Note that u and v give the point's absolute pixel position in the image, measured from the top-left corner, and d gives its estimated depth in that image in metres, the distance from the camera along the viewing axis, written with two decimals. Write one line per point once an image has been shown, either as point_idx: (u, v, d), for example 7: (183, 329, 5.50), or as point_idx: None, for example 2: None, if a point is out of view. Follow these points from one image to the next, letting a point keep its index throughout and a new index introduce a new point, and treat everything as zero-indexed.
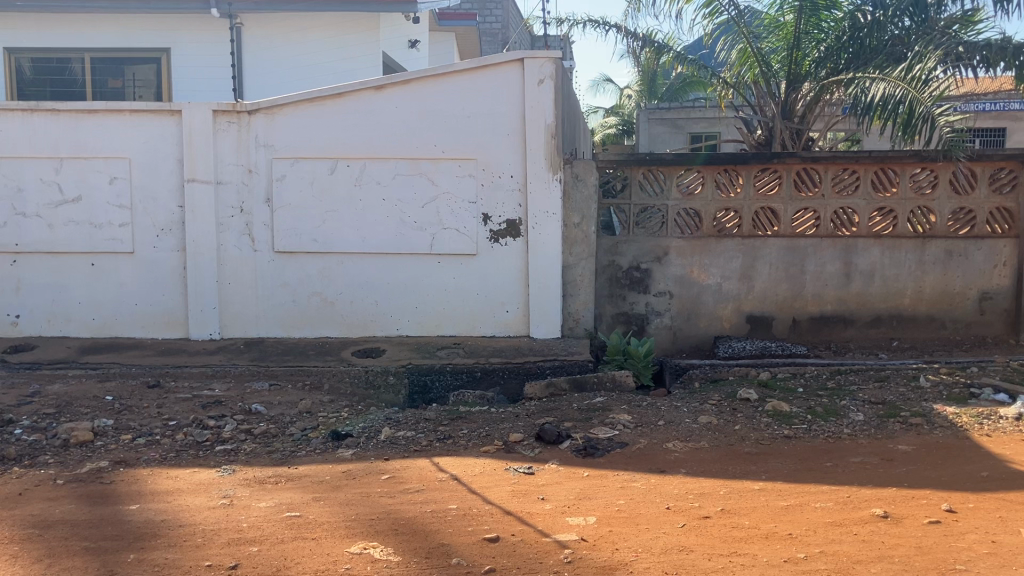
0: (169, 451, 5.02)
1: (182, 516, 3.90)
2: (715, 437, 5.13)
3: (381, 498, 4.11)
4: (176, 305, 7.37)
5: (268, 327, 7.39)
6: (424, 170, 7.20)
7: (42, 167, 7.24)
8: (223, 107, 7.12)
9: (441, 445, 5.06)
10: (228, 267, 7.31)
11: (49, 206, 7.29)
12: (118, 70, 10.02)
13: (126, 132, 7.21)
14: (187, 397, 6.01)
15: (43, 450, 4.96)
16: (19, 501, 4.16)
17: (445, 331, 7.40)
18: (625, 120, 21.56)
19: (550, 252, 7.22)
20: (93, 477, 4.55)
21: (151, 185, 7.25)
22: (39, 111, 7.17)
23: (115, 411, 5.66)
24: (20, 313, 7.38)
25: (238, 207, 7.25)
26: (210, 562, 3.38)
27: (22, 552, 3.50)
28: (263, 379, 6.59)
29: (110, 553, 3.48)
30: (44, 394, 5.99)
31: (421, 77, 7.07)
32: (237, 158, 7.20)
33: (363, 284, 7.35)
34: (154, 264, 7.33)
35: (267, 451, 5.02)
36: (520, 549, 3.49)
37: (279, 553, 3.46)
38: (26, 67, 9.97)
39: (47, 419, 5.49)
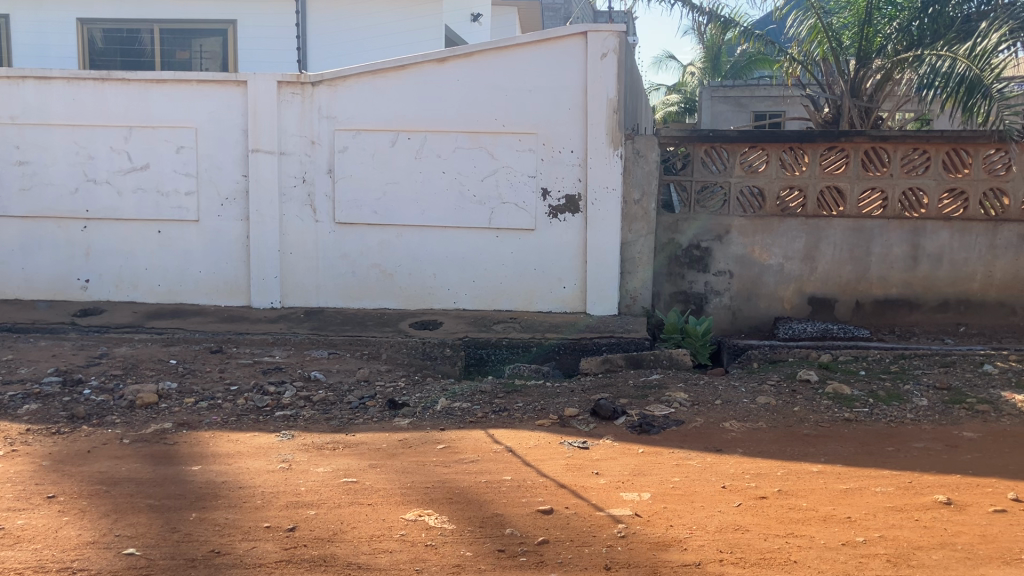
0: (230, 415, 5.13)
1: (243, 478, 3.98)
2: (773, 417, 5.06)
3: (436, 467, 4.14)
4: (240, 273, 7.51)
5: (327, 297, 7.48)
6: (484, 144, 7.19)
7: (112, 135, 7.39)
8: (287, 78, 7.19)
9: (496, 417, 5.08)
10: (290, 237, 7.41)
11: (119, 173, 7.44)
12: (186, 42, 10.17)
13: (193, 103, 7.32)
14: (249, 363, 6.13)
15: (110, 410, 5.11)
16: (87, 458, 4.29)
17: (502, 305, 7.41)
18: (686, 98, 21.20)
19: (608, 228, 7.16)
20: (157, 438, 4.66)
21: (217, 154, 7.37)
22: (111, 80, 7.32)
23: (179, 374, 5.80)
24: (89, 277, 7.57)
25: (301, 178, 7.33)
26: (268, 524, 3.45)
27: (90, 508, 3.61)
28: (322, 347, 6.69)
29: (174, 511, 3.57)
30: (112, 356, 6.16)
31: (484, 49, 7.04)
32: (300, 129, 7.27)
33: (421, 257, 7.39)
34: (219, 233, 7.46)
35: (325, 418, 5.09)
36: (574, 522, 3.49)
37: (335, 517, 3.51)
38: (97, 38, 10.14)
39: (115, 380, 5.65)
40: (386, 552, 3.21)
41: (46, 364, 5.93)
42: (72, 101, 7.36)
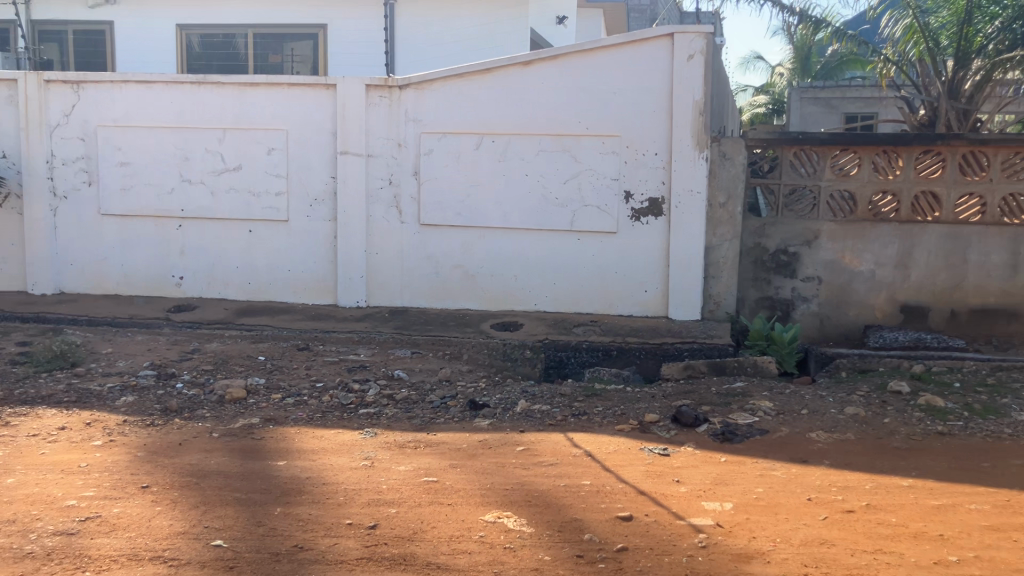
0: (315, 411, 5.23)
1: (326, 475, 4.06)
2: (861, 429, 4.92)
3: (516, 469, 4.15)
4: (326, 272, 7.66)
5: (410, 297, 7.58)
6: (567, 146, 7.17)
7: (207, 137, 7.62)
8: (375, 82, 7.31)
9: (575, 421, 5.06)
10: (376, 238, 7.53)
11: (213, 174, 7.66)
12: (278, 46, 10.43)
13: (284, 105, 7.50)
14: (334, 360, 6.25)
15: (201, 404, 5.27)
16: (179, 451, 4.43)
17: (582, 308, 7.38)
18: (774, 99, 20.78)
19: (693, 232, 7.07)
20: (245, 432, 4.79)
21: (306, 156, 7.53)
22: (207, 83, 7.55)
23: (267, 370, 5.95)
24: (183, 274, 7.83)
25: (388, 179, 7.44)
26: (351, 521, 3.50)
27: (181, 499, 3.73)
28: (404, 346, 6.77)
29: (260, 505, 3.65)
30: (203, 351, 6.36)
31: (569, 52, 7.02)
32: (386, 132, 7.38)
33: (503, 259, 7.42)
34: (307, 233, 7.63)
35: (407, 416, 5.16)
36: (654, 530, 3.45)
37: (416, 516, 3.55)
38: (194, 42, 10.47)
39: (206, 374, 5.83)
40: (465, 553, 3.23)
41: (142, 358, 6.16)
42: (170, 104, 7.62)
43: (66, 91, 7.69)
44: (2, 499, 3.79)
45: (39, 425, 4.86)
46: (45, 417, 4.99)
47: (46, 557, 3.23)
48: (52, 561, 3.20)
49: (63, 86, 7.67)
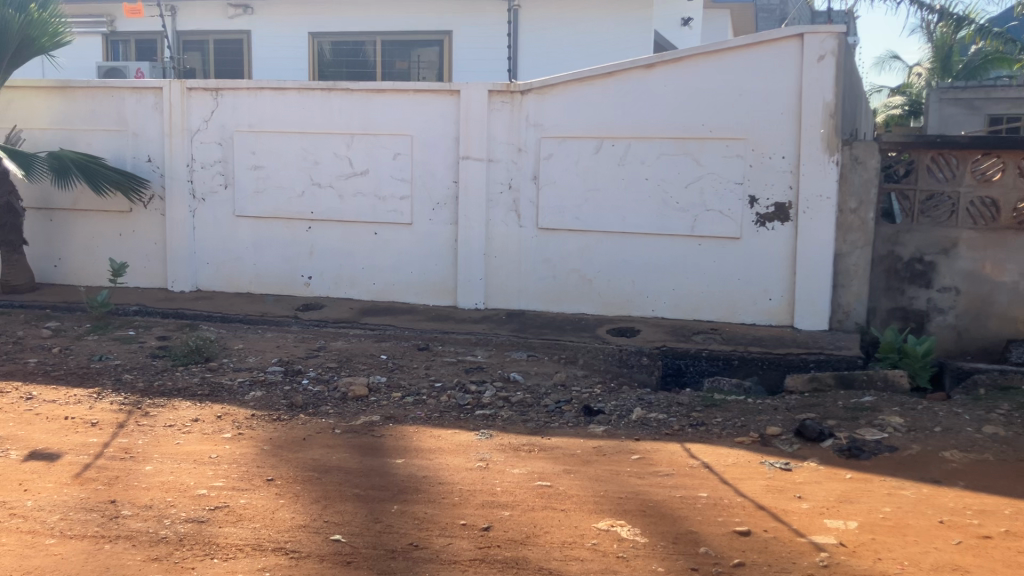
0: (433, 411, 5.32)
1: (442, 474, 4.12)
2: (1001, 450, 4.63)
3: (631, 477, 4.10)
4: (447, 274, 7.78)
5: (528, 300, 7.61)
6: (690, 150, 7.06)
7: (336, 142, 7.87)
8: (498, 87, 7.39)
9: (693, 431, 4.96)
10: (496, 241, 7.60)
11: (340, 178, 7.90)
12: (405, 53, 10.68)
13: (410, 111, 7.67)
14: (452, 361, 6.33)
15: (324, 400, 5.44)
16: (303, 445, 4.59)
17: (703, 315, 7.24)
18: (911, 100, 19.87)
19: (820, 238, 6.84)
20: (365, 430, 4.91)
21: (429, 160, 7.68)
22: (336, 90, 7.79)
23: (388, 369, 6.08)
24: (311, 274, 8.10)
25: (508, 183, 7.50)
26: (465, 521, 3.54)
27: (303, 493, 3.85)
28: (521, 349, 6.81)
29: (378, 502, 3.74)
30: (328, 349, 6.56)
31: (693, 54, 6.92)
32: (508, 136, 7.45)
33: (621, 263, 7.36)
34: (429, 235, 7.77)
35: (523, 419, 5.18)
36: (773, 546, 3.35)
37: (529, 520, 3.55)
38: (326, 50, 10.82)
39: (330, 372, 6.01)
40: (578, 560, 3.21)
41: (271, 354, 6.41)
42: (301, 110, 7.90)
43: (207, 99, 8.07)
44: (140, 486, 4.01)
45: (175, 416, 5.12)
46: (180, 409, 5.25)
47: (177, 543, 3.40)
48: (184, 547, 3.36)
49: (204, 94, 8.06)
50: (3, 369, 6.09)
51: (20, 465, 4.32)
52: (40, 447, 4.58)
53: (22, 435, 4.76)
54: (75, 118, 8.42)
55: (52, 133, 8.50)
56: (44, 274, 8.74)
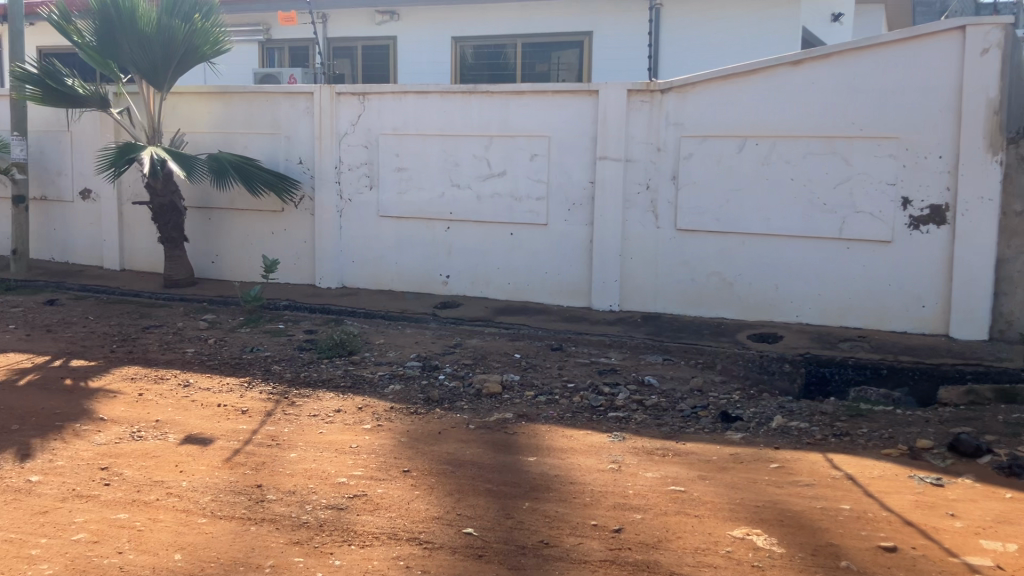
0: (566, 411, 5.32)
1: (574, 474, 4.11)
2: None
3: (768, 486, 3.97)
4: (583, 275, 7.77)
5: (665, 303, 7.50)
6: (838, 149, 6.79)
7: (475, 144, 7.98)
8: (638, 86, 7.33)
9: (836, 441, 4.77)
10: (633, 243, 7.53)
11: (479, 178, 8.00)
12: (546, 55, 10.74)
13: (549, 112, 7.70)
14: (587, 362, 6.31)
15: (460, 396, 5.53)
16: (438, 439, 4.68)
17: (849, 322, 6.95)
18: None
19: (981, 242, 6.45)
20: (499, 427, 4.96)
21: (568, 161, 7.69)
22: (477, 92, 7.91)
23: (523, 368, 6.12)
24: (449, 273, 8.25)
25: (646, 184, 7.42)
26: (596, 522, 3.52)
27: (437, 485, 3.93)
28: (657, 352, 6.71)
29: (510, 499, 3.77)
30: (465, 347, 6.67)
31: (844, 50, 6.65)
32: (647, 136, 7.38)
33: (762, 267, 7.15)
34: (566, 236, 7.78)
35: (657, 423, 5.10)
36: (922, 565, 3.17)
37: (662, 524, 3.50)
38: (468, 54, 11.01)
39: (466, 368, 6.10)
40: (711, 567, 3.14)
41: (410, 350, 6.57)
42: (443, 113, 8.06)
43: (354, 103, 8.35)
44: (285, 471, 4.19)
45: (319, 407, 5.32)
46: (324, 399, 5.46)
47: (317, 528, 3.53)
48: (323, 532, 3.49)
49: (352, 98, 8.35)
50: (165, 358, 6.49)
51: (177, 447, 4.59)
52: (196, 431, 4.86)
53: (180, 419, 5.06)
54: (233, 122, 8.89)
55: (212, 136, 9.00)
56: (203, 270, 9.26)
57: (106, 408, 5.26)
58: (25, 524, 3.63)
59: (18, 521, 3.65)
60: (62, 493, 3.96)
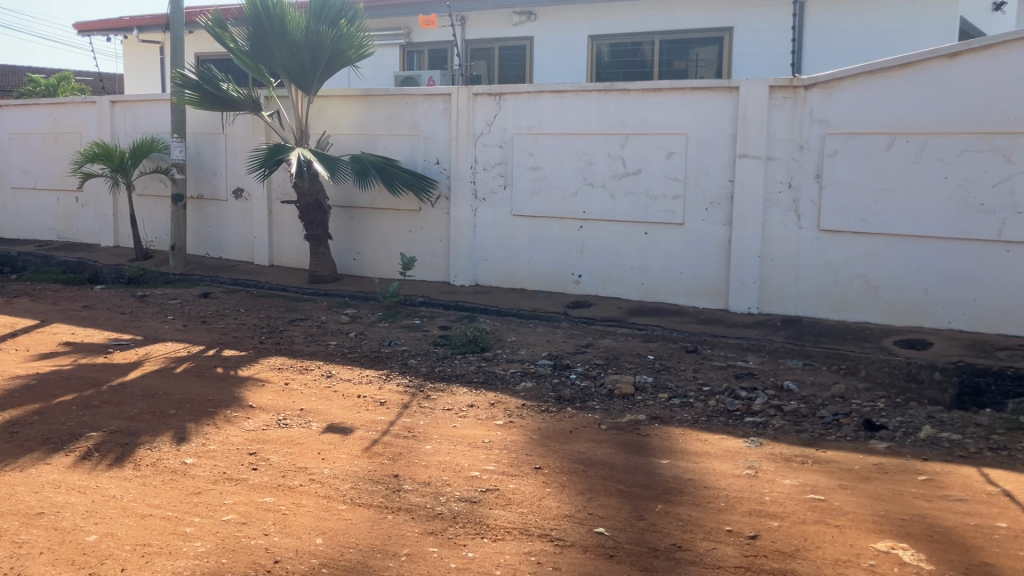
0: (700, 414, 5.23)
1: (708, 478, 4.03)
2: None
3: (916, 499, 3.78)
4: (719, 276, 7.62)
5: (805, 306, 7.26)
6: (999, 146, 6.40)
7: (611, 143, 7.94)
8: (780, 82, 7.13)
9: (992, 455, 4.49)
10: (772, 243, 7.33)
11: (614, 177, 7.96)
12: (684, 51, 10.60)
13: (687, 110, 7.59)
14: (722, 365, 6.17)
15: (592, 396, 5.52)
16: (570, 438, 4.69)
17: (1008, 330, 6.54)
18: None
19: None
20: (631, 428, 4.92)
21: (705, 160, 7.55)
22: (613, 91, 7.87)
23: (656, 369, 6.06)
24: (582, 273, 8.25)
25: (787, 183, 7.22)
26: (730, 528, 3.44)
27: (569, 484, 3.94)
28: (796, 357, 6.48)
29: (642, 500, 3.73)
30: (597, 346, 6.65)
31: (1007, 40, 6.26)
32: (789, 134, 7.17)
33: (912, 270, 6.82)
34: (702, 236, 7.65)
35: (796, 430, 4.94)
36: None
37: (799, 533, 3.39)
38: (605, 52, 10.97)
39: (598, 368, 6.08)
40: None
41: (542, 348, 6.60)
42: (579, 111, 8.06)
43: (491, 103, 8.46)
44: (420, 463, 4.29)
45: (453, 401, 5.43)
46: (458, 394, 5.56)
47: (451, 520, 3.60)
48: (457, 524, 3.55)
49: (488, 99, 8.46)
50: (309, 349, 6.77)
51: (319, 435, 4.78)
52: (337, 421, 5.04)
53: (322, 409, 5.26)
54: (374, 124, 9.16)
55: (355, 137, 9.30)
56: (344, 267, 9.60)
57: (254, 396, 5.52)
58: (181, 503, 3.85)
59: (174, 499, 3.89)
60: (214, 475, 4.19)
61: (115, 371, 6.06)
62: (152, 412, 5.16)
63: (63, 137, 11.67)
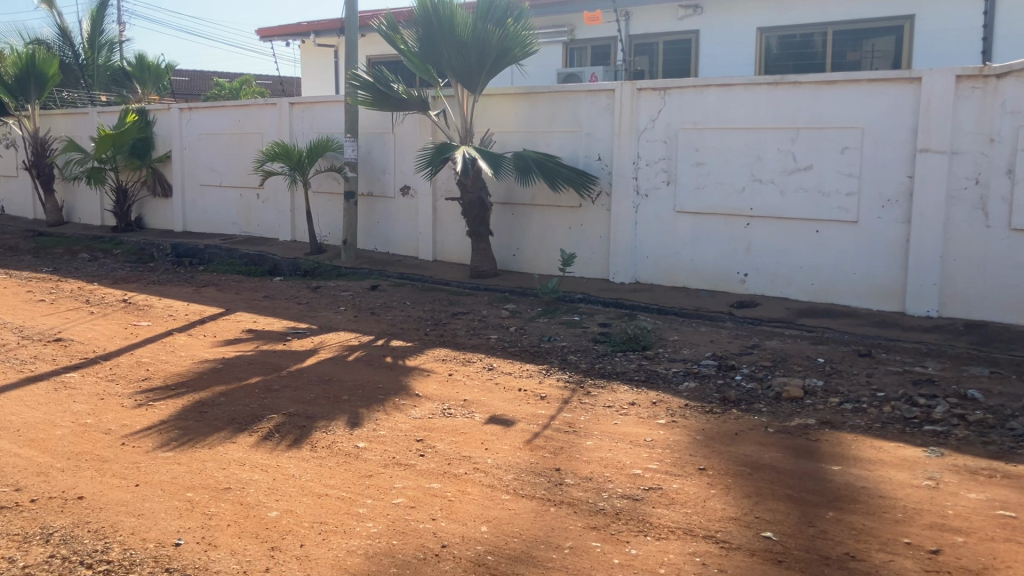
0: (875, 421, 4.98)
1: (885, 488, 3.84)
2: None
3: None
4: (896, 277, 7.25)
5: (992, 311, 6.80)
6: None
7: (780, 137, 7.69)
8: (969, 71, 6.70)
9: None
10: (956, 243, 6.91)
11: (783, 173, 7.71)
12: (858, 42, 10.24)
13: (863, 102, 7.25)
14: (899, 370, 5.86)
15: (758, 398, 5.37)
16: (735, 440, 4.58)
17: None
18: None
19: None
20: (800, 432, 4.75)
21: (883, 154, 7.20)
22: (784, 83, 7.62)
23: (826, 373, 5.83)
24: (748, 272, 8.04)
25: (974, 178, 6.78)
26: (910, 540, 3.27)
27: (734, 486, 3.85)
28: (981, 365, 6.04)
29: (813, 507, 3.60)
30: (763, 348, 6.46)
31: None
32: (977, 126, 6.73)
33: None
34: (878, 234, 7.29)
35: (982, 441, 4.63)
36: None
37: (988, 550, 3.18)
38: (774, 45, 10.68)
39: (764, 370, 5.91)
40: None
41: (705, 348, 6.48)
42: (747, 105, 7.85)
43: (655, 98, 8.37)
44: (582, 458, 4.31)
45: (614, 398, 5.41)
46: (619, 392, 5.54)
47: (614, 516, 3.60)
48: (620, 520, 3.54)
49: (653, 94, 8.37)
50: (472, 342, 6.92)
51: (482, 426, 4.88)
52: (499, 412, 5.13)
53: (485, 400, 5.37)
54: (537, 121, 9.25)
55: (518, 135, 9.42)
56: (506, 262, 9.74)
57: (421, 385, 5.70)
58: (354, 484, 4.03)
59: (348, 481, 4.07)
60: (384, 459, 4.35)
61: (293, 357, 6.40)
62: (326, 397, 5.41)
63: (247, 137, 12.42)
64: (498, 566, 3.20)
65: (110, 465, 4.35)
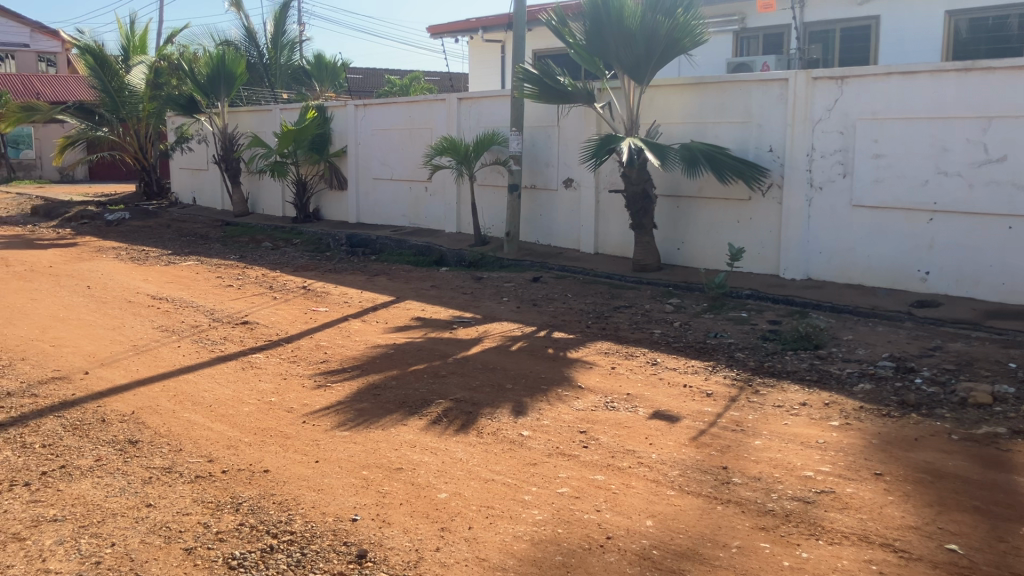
0: None
1: None
2: None
3: None
4: None
5: None
6: None
7: (971, 127, 7.22)
8: None
9: None
10: None
11: (973, 165, 7.24)
12: None
13: None
14: None
15: (941, 403, 5.08)
16: (915, 446, 4.35)
17: None
18: None
19: None
20: (988, 440, 4.45)
21: None
22: (976, 69, 7.14)
23: (1018, 379, 5.43)
24: (929, 269, 7.60)
25: None
26: None
27: (914, 494, 3.67)
28: None
29: (1003, 521, 3.38)
30: (946, 350, 6.09)
31: None
32: None
33: None
34: None
35: None
36: None
37: None
38: (964, 28, 10.04)
39: (948, 374, 5.58)
40: None
41: (882, 349, 6.18)
42: (934, 93, 7.41)
43: (832, 87, 8.04)
44: (750, 458, 4.21)
45: (784, 398, 5.26)
46: (789, 391, 5.37)
47: (784, 518, 3.50)
48: (791, 522, 3.45)
49: (829, 82, 8.04)
50: (635, 336, 6.89)
51: (646, 421, 4.85)
52: (663, 408, 5.09)
53: (648, 395, 5.33)
54: (706, 112, 9.07)
55: (686, 126, 9.28)
56: (670, 256, 9.62)
57: (584, 377, 5.73)
58: (519, 471, 4.10)
59: (514, 468, 4.14)
60: (548, 449, 4.41)
61: (459, 345, 6.57)
62: (492, 385, 5.53)
63: (417, 132, 12.82)
64: (663, 561, 3.18)
65: (292, 441, 4.62)
